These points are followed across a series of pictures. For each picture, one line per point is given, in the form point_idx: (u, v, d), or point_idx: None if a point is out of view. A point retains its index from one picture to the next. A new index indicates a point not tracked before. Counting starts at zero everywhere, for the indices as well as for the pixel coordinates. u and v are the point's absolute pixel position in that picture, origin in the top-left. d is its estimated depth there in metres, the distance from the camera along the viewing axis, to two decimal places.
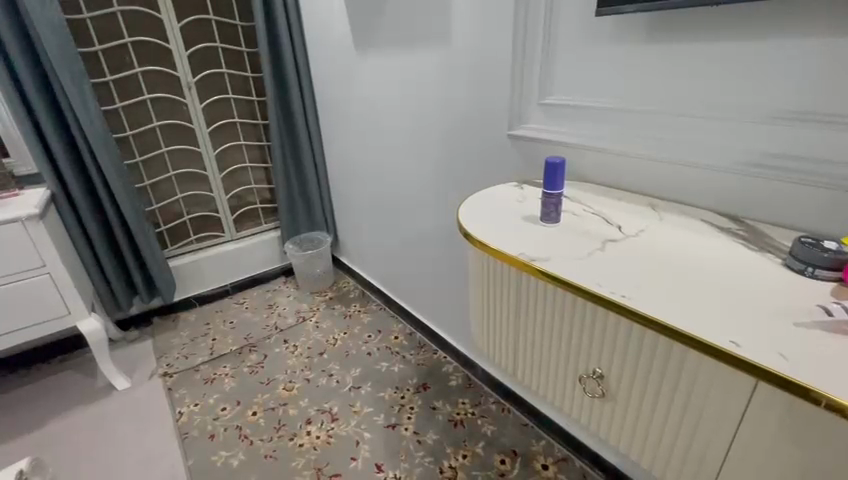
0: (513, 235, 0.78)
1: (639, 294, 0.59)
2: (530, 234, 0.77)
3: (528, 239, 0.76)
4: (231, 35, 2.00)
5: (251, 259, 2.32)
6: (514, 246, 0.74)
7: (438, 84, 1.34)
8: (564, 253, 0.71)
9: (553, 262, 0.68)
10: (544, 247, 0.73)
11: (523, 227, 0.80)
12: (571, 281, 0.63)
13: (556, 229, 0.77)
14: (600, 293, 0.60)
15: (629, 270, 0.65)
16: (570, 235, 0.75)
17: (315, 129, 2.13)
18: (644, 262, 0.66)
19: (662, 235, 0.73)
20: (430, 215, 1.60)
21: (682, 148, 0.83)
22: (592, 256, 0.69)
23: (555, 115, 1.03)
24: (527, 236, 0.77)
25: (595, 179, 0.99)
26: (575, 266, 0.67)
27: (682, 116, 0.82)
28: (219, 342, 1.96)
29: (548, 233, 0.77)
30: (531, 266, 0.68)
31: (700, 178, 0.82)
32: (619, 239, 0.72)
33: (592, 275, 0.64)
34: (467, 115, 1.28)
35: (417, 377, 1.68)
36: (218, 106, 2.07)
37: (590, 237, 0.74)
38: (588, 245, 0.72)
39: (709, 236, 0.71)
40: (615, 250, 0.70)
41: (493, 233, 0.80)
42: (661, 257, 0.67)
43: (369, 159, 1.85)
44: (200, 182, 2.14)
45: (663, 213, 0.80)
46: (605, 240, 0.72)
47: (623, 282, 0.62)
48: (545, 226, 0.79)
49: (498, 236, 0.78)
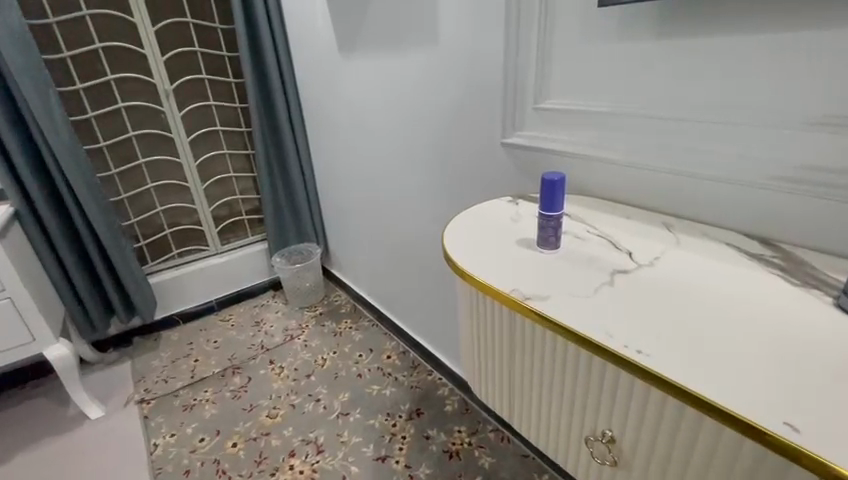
0: (506, 264, 0.67)
1: (659, 350, 0.48)
2: (526, 264, 0.66)
3: (523, 270, 0.65)
4: (211, 38, 1.89)
5: (237, 273, 2.21)
6: (508, 279, 0.63)
7: (427, 87, 1.23)
8: (567, 288, 0.59)
9: (554, 302, 0.57)
10: (543, 281, 0.62)
11: (518, 254, 0.69)
12: (575, 330, 0.52)
13: (556, 257, 0.66)
14: (613, 349, 0.49)
15: (646, 314, 0.53)
16: (574, 263, 0.64)
17: (302, 136, 2.03)
18: (663, 303, 0.55)
19: (683, 264, 0.61)
20: (423, 229, 1.48)
21: (700, 159, 0.71)
22: (600, 294, 0.57)
23: (553, 121, 0.92)
24: (522, 267, 0.66)
25: (600, 192, 0.87)
26: (580, 307, 0.56)
27: (700, 121, 0.70)
28: (201, 363, 1.84)
29: (548, 262, 0.65)
30: (528, 308, 0.57)
31: (722, 194, 0.70)
32: (631, 271, 0.61)
33: (601, 320, 0.53)
34: (458, 122, 1.17)
35: (410, 402, 1.57)
36: (199, 114, 1.97)
37: (597, 267, 0.63)
38: (596, 279, 0.60)
39: (738, 265, 0.60)
40: (627, 286, 0.58)
41: (483, 262, 0.68)
42: (684, 296, 0.55)
43: (357, 168, 1.74)
44: (181, 193, 2.03)
45: (680, 234, 0.69)
46: (615, 272, 0.61)
47: (640, 332, 0.51)
48: (544, 253, 0.67)
49: (488, 266, 0.67)
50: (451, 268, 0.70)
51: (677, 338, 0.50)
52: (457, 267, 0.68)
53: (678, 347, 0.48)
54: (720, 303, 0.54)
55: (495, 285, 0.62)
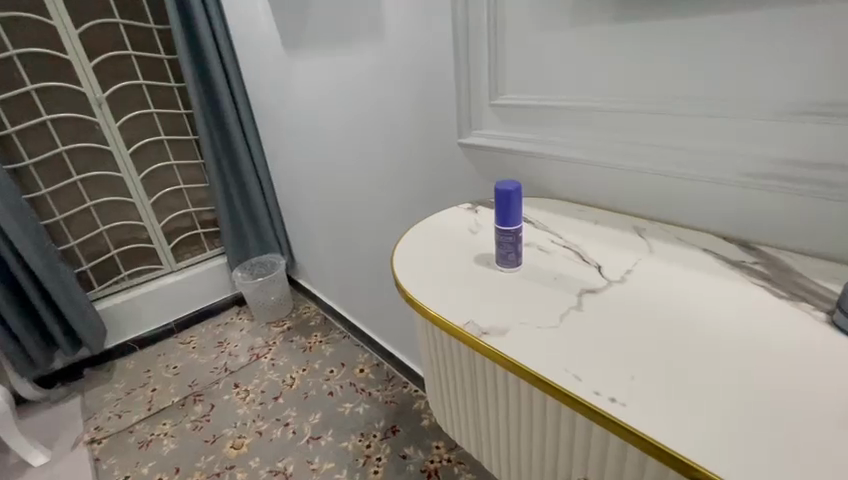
0: (460, 288, 0.58)
1: (635, 397, 0.41)
2: (483, 286, 0.58)
3: (480, 294, 0.57)
4: (145, 40, 1.74)
5: (197, 291, 2.07)
6: (462, 307, 0.55)
7: (378, 84, 1.13)
8: (529, 315, 0.51)
9: (513, 334, 0.49)
10: (501, 307, 0.53)
11: (475, 273, 0.61)
12: (537, 373, 0.44)
13: (518, 276, 0.58)
14: (581, 397, 0.42)
15: (619, 346, 0.46)
16: (538, 283, 0.56)
17: (255, 141, 1.89)
18: (638, 332, 0.47)
19: (656, 278, 0.55)
20: (388, 236, 1.38)
21: (671, 155, 0.65)
22: (566, 322, 0.50)
23: (511, 118, 0.84)
24: (479, 290, 0.57)
25: (567, 195, 0.80)
26: (543, 341, 0.48)
27: (668, 113, 0.63)
28: (160, 393, 1.71)
29: (508, 283, 0.58)
30: (483, 345, 0.49)
31: (697, 193, 0.64)
32: (600, 288, 0.54)
33: (566, 357, 0.45)
34: (413, 121, 1.07)
35: (385, 419, 1.48)
36: (139, 123, 1.81)
37: (564, 288, 0.55)
38: (562, 302, 0.52)
39: (718, 278, 0.53)
40: (598, 310, 0.51)
41: (436, 287, 0.59)
42: (662, 323, 0.48)
43: (313, 174, 1.63)
44: (127, 210, 1.87)
45: (654, 241, 0.62)
46: (582, 290, 0.54)
47: (612, 372, 0.44)
48: (503, 272, 0.59)
49: (441, 292, 0.58)
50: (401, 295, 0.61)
51: (655, 378, 0.42)
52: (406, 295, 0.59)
53: (658, 391, 0.41)
54: (700, 328, 0.47)
55: (447, 316, 0.53)
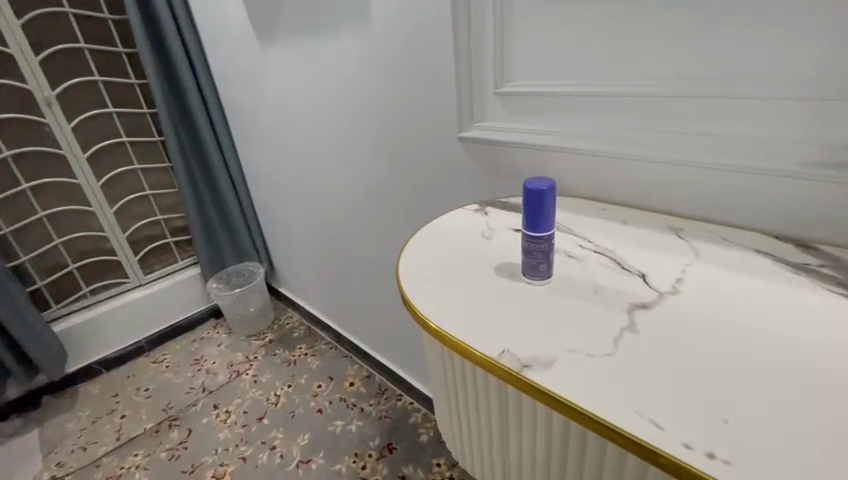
0: (486, 308, 0.49)
1: (735, 450, 0.33)
2: (512, 305, 0.49)
3: (509, 314, 0.48)
4: (99, 32, 1.57)
5: (168, 305, 1.92)
6: (493, 333, 0.45)
7: (364, 74, 1.02)
8: (576, 340, 0.43)
9: (562, 368, 0.40)
10: (540, 330, 0.45)
11: (499, 288, 0.52)
12: (608, 422, 0.36)
13: (550, 291, 0.50)
14: (668, 453, 0.33)
15: (695, 380, 0.38)
16: (578, 298, 0.48)
17: (228, 142, 1.75)
18: (713, 359, 0.39)
19: (712, 289, 0.47)
20: (377, 240, 1.28)
21: (711, 145, 0.57)
22: (623, 348, 0.41)
23: (518, 107, 0.75)
24: (508, 310, 0.48)
25: (586, 192, 0.71)
26: (602, 376, 0.39)
27: (708, 96, 0.55)
28: (130, 419, 1.56)
29: (540, 299, 0.49)
30: (528, 384, 0.40)
31: (741, 186, 0.56)
32: (652, 303, 0.46)
33: (637, 398, 0.37)
34: (404, 116, 0.97)
35: (380, 437, 1.39)
36: (96, 124, 1.65)
37: (609, 304, 0.46)
38: (612, 323, 0.44)
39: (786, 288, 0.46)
40: (657, 331, 0.43)
41: (456, 308, 0.50)
42: (738, 344, 0.40)
43: (293, 176, 1.51)
44: (86, 220, 1.71)
45: (698, 244, 0.54)
46: (631, 306, 0.46)
47: (697, 414, 0.35)
48: (532, 286, 0.51)
49: (463, 313, 0.49)
50: (415, 319, 0.51)
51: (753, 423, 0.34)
52: (422, 319, 0.50)
53: (761, 440, 0.33)
54: (786, 351, 0.39)
55: (476, 346, 0.44)
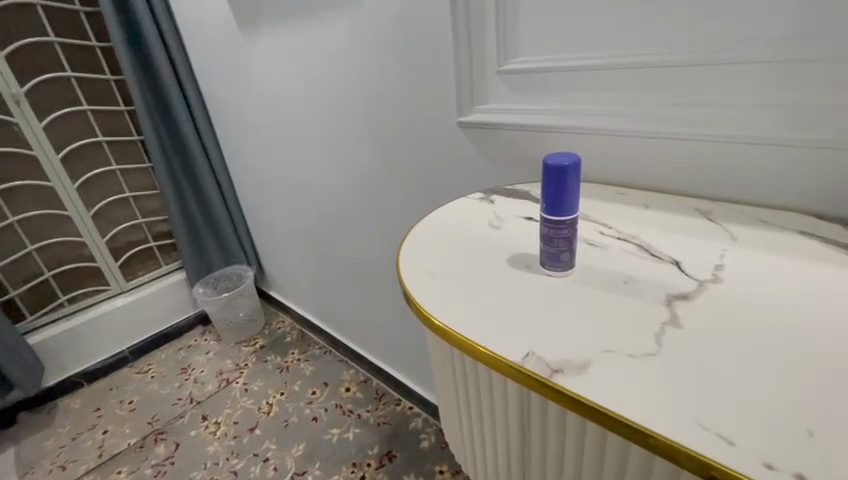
0: (503, 306, 0.44)
1: (827, 468, 0.27)
2: (533, 301, 0.43)
3: (531, 311, 0.42)
4: (71, 25, 1.49)
5: (152, 312, 1.83)
6: (514, 334, 0.40)
7: (354, 59, 0.96)
8: (613, 340, 0.38)
9: (602, 373, 0.35)
10: (569, 330, 0.39)
11: (516, 283, 0.46)
12: (667, 439, 0.30)
13: (575, 283, 0.45)
14: (746, 474, 0.28)
15: (762, 384, 0.33)
16: (609, 292, 0.43)
17: (212, 140, 1.66)
18: (777, 358, 0.34)
19: (758, 276, 0.42)
20: (372, 237, 1.22)
21: (743, 117, 0.51)
22: (668, 347, 0.36)
23: (523, 86, 0.69)
24: (529, 307, 0.43)
25: (599, 176, 0.66)
26: (649, 382, 0.34)
27: (739, 62, 0.50)
28: (112, 434, 1.47)
29: (564, 294, 0.44)
30: (563, 392, 0.35)
31: (778, 163, 0.51)
32: (693, 293, 0.41)
33: (696, 407, 0.32)
34: (399, 102, 0.91)
35: (380, 444, 1.32)
36: (70, 123, 1.56)
37: (645, 297, 0.41)
38: (651, 318, 0.39)
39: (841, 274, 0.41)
40: (705, 326, 0.38)
41: (468, 305, 0.44)
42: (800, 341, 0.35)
43: (282, 173, 1.43)
44: (62, 225, 1.62)
45: (733, 228, 0.49)
46: (670, 298, 0.41)
47: (769, 426, 0.30)
48: (553, 278, 0.46)
49: (477, 311, 0.43)
50: (421, 321, 0.45)
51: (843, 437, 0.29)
52: (429, 320, 0.44)
53: None
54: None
55: (496, 349, 0.39)
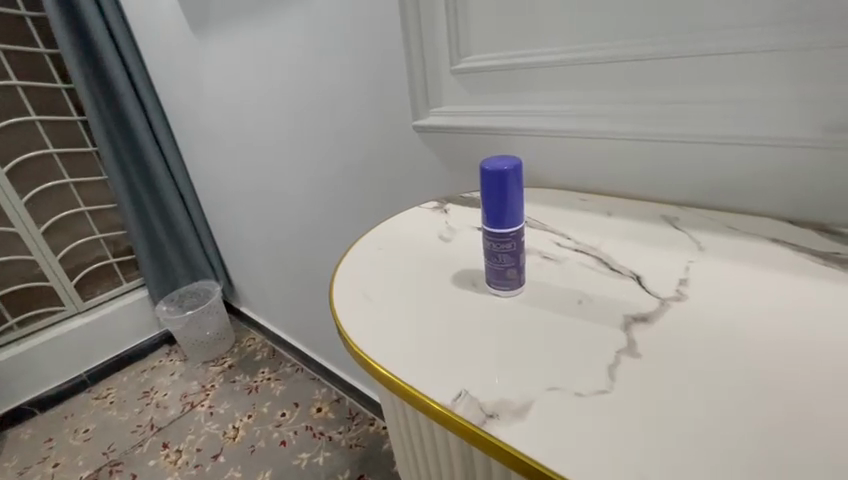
0: (445, 337, 0.39)
1: None
2: (477, 330, 0.39)
3: (474, 343, 0.37)
4: (17, 31, 1.41)
5: (112, 333, 1.73)
6: (454, 372, 0.35)
7: (306, 62, 0.90)
8: (561, 374, 0.33)
9: (545, 417, 0.31)
10: (515, 365, 0.35)
11: (462, 306, 0.42)
12: None
13: (526, 305, 0.40)
14: None
15: (730, 427, 0.28)
16: (562, 314, 0.38)
17: (173, 150, 1.58)
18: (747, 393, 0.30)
19: (726, 292, 0.38)
20: (336, 249, 1.15)
21: (707, 115, 0.48)
22: (625, 382, 0.32)
23: (478, 86, 0.64)
24: (472, 337, 0.38)
25: (563, 182, 0.61)
26: (598, 426, 0.29)
27: (700, 56, 0.46)
28: (63, 468, 1.37)
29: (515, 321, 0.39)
30: (505, 450, 0.29)
31: (748, 166, 0.47)
32: (654, 314, 0.37)
33: (654, 457, 0.27)
34: (354, 107, 0.85)
35: (351, 469, 1.25)
36: (18, 134, 1.47)
37: (603, 321, 0.37)
38: (605, 346, 0.35)
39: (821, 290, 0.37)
40: (669, 358, 0.33)
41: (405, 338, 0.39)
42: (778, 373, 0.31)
43: (244, 184, 1.36)
44: (10, 243, 1.52)
45: (701, 236, 0.44)
46: (629, 320, 0.36)
47: None
48: (501, 299, 0.41)
49: (414, 345, 0.38)
50: (354, 359, 0.39)
51: None
52: (361, 357, 0.38)
53: None
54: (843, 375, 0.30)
55: (431, 394, 0.34)
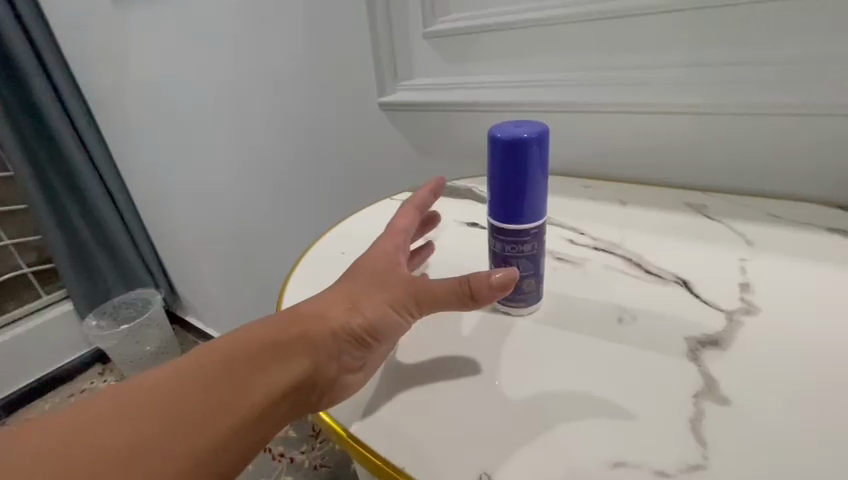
0: (458, 388, 0.30)
1: None
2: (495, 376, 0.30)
3: (491, 396, 0.29)
4: None
5: (30, 355, 1.49)
6: (474, 439, 0.26)
7: (246, 32, 0.76)
8: (626, 437, 0.25)
9: None
10: (559, 425, 0.26)
11: (470, 347, 0.32)
12: None
13: (554, 339, 0.32)
14: None
15: None
16: (607, 341, 0.31)
17: (96, 139, 1.35)
18: None
19: (788, 299, 0.32)
20: (292, 250, 1.01)
21: (734, 82, 0.40)
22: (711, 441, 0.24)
23: (456, 53, 0.54)
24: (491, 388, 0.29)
25: (561, 167, 0.52)
26: None
27: (733, 5, 0.38)
28: None
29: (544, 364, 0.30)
30: None
31: (780, 142, 0.40)
32: (726, 338, 0.30)
33: None
34: (304, 85, 0.72)
35: None
36: None
37: (663, 347, 0.30)
38: (676, 390, 0.27)
39: None
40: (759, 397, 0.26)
41: (379, 388, 0.31)
42: None
43: (181, 178, 1.18)
44: None
45: (740, 227, 0.39)
46: (694, 346, 0.29)
47: None
48: (521, 324, 0.33)
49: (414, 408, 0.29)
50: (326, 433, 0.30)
51: None
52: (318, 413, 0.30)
53: None
54: None
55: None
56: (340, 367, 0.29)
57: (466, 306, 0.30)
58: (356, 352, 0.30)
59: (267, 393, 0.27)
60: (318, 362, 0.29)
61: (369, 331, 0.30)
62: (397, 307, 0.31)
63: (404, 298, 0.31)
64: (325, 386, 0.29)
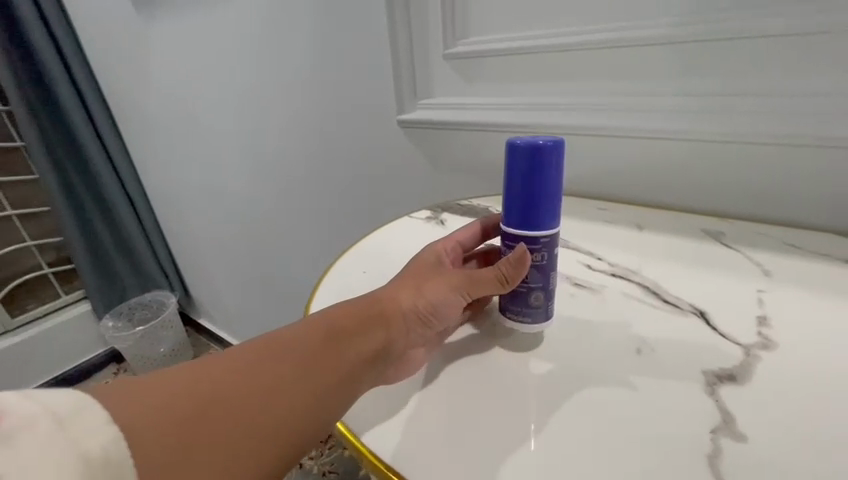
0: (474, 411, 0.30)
1: None
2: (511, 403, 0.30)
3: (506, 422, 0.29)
4: None
5: (48, 353, 1.52)
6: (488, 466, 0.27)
7: (266, 47, 0.78)
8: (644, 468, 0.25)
9: None
10: (573, 455, 0.26)
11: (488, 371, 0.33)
12: None
13: (570, 367, 0.32)
14: None
15: None
16: (622, 371, 0.31)
17: (117, 144, 1.39)
18: None
19: (809, 335, 0.32)
20: (306, 259, 1.02)
21: (755, 111, 0.40)
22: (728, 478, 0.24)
23: (475, 74, 0.55)
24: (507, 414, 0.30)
25: (578, 188, 0.53)
26: None
27: (754, 37, 0.39)
28: None
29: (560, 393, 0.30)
30: None
31: (795, 172, 0.40)
32: (742, 373, 0.30)
33: None
34: (321, 100, 0.74)
35: None
36: None
37: (682, 379, 0.30)
38: (693, 426, 0.27)
39: None
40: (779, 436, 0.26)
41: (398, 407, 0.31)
42: None
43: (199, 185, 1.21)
44: None
45: (759, 257, 0.39)
46: (712, 380, 0.30)
47: None
48: (537, 352, 0.34)
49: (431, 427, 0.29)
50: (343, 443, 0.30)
51: None
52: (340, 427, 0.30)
53: None
54: None
55: None
56: (406, 342, 0.34)
57: (500, 287, 0.34)
58: (419, 331, 0.34)
59: (352, 356, 0.31)
60: (390, 337, 0.33)
61: (430, 312, 0.35)
62: (453, 291, 0.35)
63: (457, 283, 0.35)
64: (392, 360, 0.33)
